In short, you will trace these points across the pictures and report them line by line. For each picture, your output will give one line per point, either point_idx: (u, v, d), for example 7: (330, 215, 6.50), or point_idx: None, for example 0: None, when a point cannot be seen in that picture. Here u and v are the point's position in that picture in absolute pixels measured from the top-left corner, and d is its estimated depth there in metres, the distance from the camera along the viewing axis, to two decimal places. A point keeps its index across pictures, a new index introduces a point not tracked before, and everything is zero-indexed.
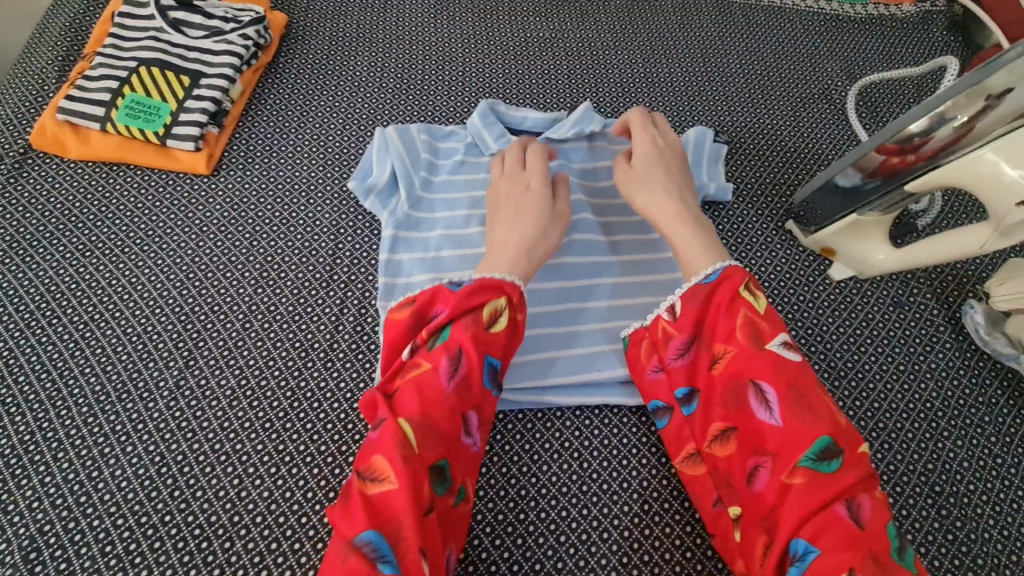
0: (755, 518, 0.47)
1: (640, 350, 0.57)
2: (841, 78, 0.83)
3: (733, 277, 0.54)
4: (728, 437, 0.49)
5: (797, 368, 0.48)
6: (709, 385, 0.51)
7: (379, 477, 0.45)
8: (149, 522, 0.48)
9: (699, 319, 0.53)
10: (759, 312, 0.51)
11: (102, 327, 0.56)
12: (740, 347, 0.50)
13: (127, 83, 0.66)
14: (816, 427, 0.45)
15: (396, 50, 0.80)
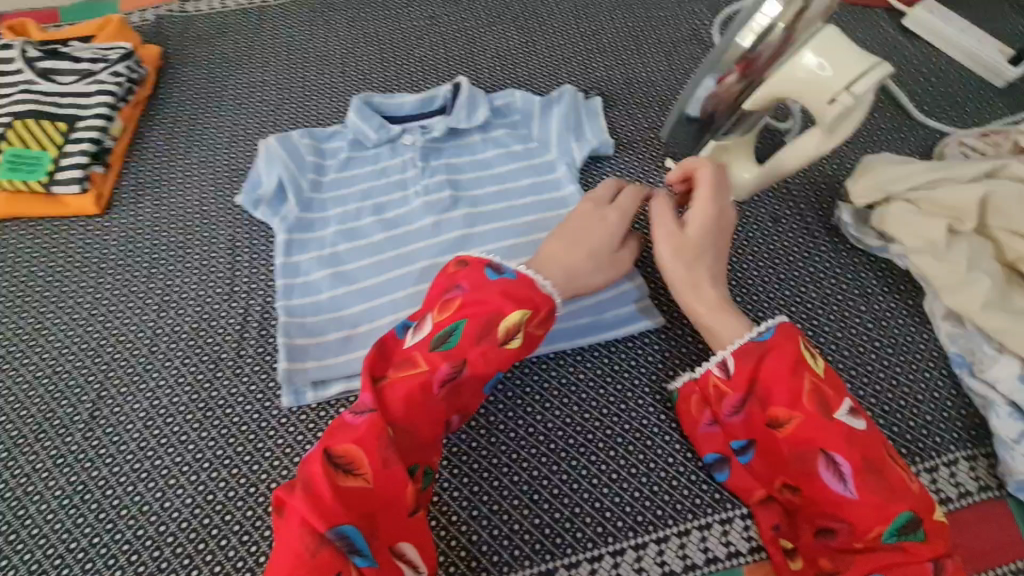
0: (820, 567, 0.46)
1: (691, 404, 0.53)
2: (709, 17, 0.86)
3: (788, 334, 0.49)
4: (798, 492, 0.47)
5: (868, 438, 0.45)
6: (772, 444, 0.48)
7: (357, 468, 0.45)
8: (79, 547, 0.51)
9: (756, 377, 0.48)
10: (820, 375, 0.47)
11: (13, 375, 0.58)
12: (807, 415, 0.45)
13: (4, 139, 0.68)
14: (898, 505, 0.43)
15: (275, 63, 0.82)
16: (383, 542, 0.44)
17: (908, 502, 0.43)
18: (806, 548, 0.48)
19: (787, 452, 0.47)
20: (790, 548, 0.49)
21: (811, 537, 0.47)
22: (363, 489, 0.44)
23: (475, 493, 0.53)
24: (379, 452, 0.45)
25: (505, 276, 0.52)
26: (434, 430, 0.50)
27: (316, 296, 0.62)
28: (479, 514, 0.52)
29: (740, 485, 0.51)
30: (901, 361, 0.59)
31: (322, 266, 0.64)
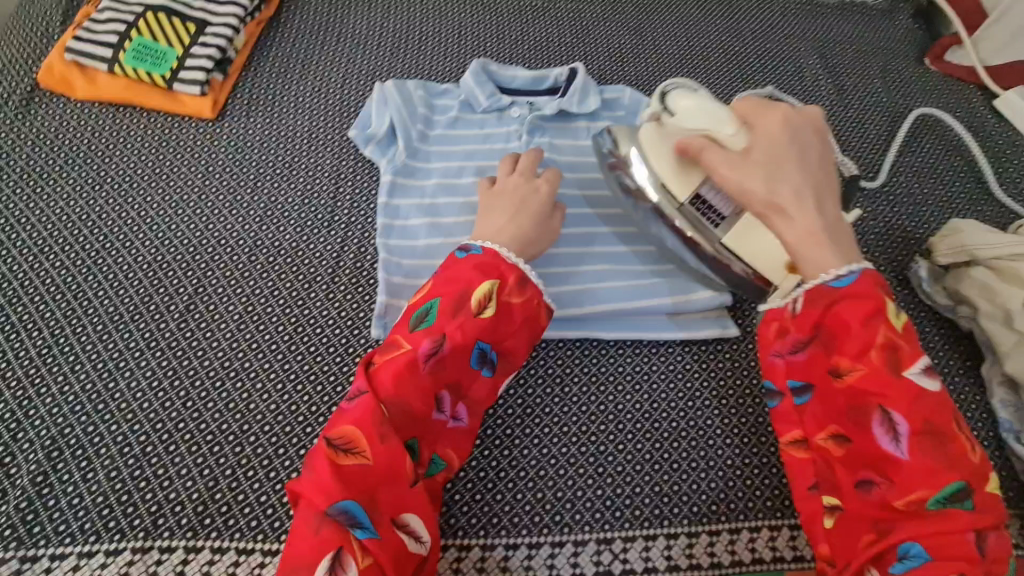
0: (859, 519, 0.46)
1: (769, 333, 0.53)
2: (813, 60, 0.89)
3: (870, 283, 0.48)
4: (845, 444, 0.47)
5: (937, 401, 0.45)
6: (829, 393, 0.48)
7: (353, 447, 0.45)
8: (163, 428, 0.52)
9: (822, 323, 0.49)
10: (897, 330, 0.47)
11: (113, 255, 0.60)
12: (873, 367, 0.46)
13: (134, 27, 0.68)
14: (946, 468, 0.43)
15: (395, 11, 0.82)
16: (386, 515, 0.45)
17: (962, 470, 0.44)
18: (848, 506, 0.47)
19: (842, 402, 0.47)
20: (832, 504, 0.48)
21: (849, 491, 0.47)
22: (362, 465, 0.45)
23: (546, 457, 0.55)
24: (370, 429, 0.46)
25: (476, 254, 0.54)
26: (427, 406, 0.49)
27: (413, 241, 0.64)
28: (547, 474, 0.54)
29: (787, 421, 0.53)
30: (953, 414, 0.62)
31: (421, 214, 0.65)
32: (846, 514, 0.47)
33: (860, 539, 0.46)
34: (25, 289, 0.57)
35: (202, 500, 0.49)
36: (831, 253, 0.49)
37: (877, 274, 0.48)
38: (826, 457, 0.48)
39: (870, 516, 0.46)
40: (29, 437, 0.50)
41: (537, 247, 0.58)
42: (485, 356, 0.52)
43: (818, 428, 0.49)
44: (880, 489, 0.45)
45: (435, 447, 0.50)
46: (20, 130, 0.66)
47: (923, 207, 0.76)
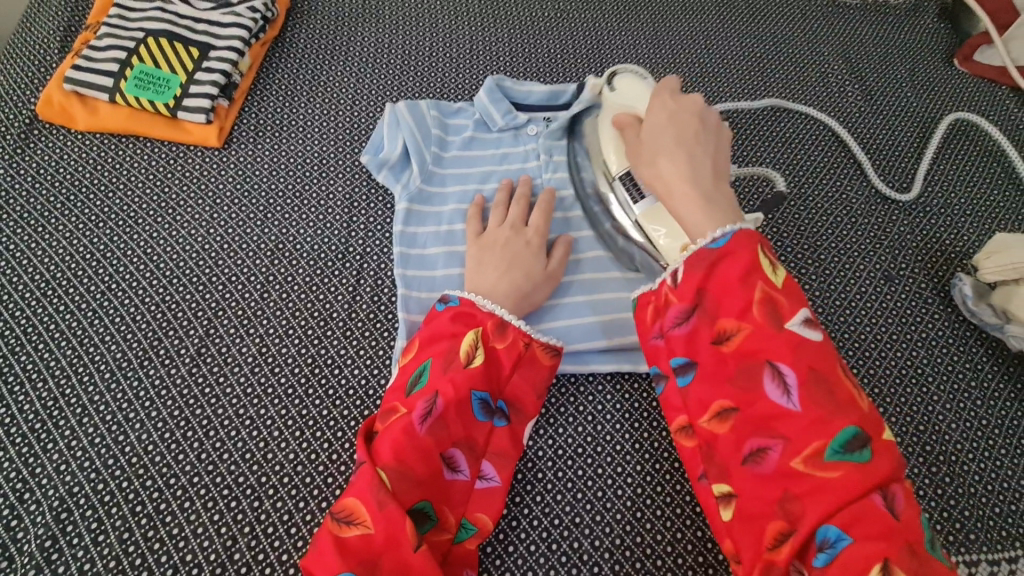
0: (757, 506, 0.41)
1: (647, 313, 0.51)
2: (838, 63, 0.86)
3: (749, 239, 0.46)
4: (732, 415, 0.43)
5: (818, 350, 0.42)
6: (716, 363, 0.45)
7: (356, 520, 0.44)
8: (177, 483, 0.49)
9: (705, 289, 0.46)
10: (777, 286, 0.45)
11: (120, 296, 0.57)
12: (754, 324, 0.43)
13: (135, 54, 0.66)
14: (839, 418, 0.40)
15: (403, 25, 0.79)
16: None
17: (852, 416, 0.40)
18: (746, 491, 0.42)
19: (733, 368, 0.44)
20: (725, 493, 0.44)
21: (741, 471, 0.43)
22: (364, 535, 0.43)
23: (581, 501, 0.52)
24: (367, 498, 0.44)
25: (452, 305, 0.53)
26: (434, 464, 0.47)
27: (432, 270, 0.60)
28: (582, 521, 0.51)
29: (673, 404, 0.49)
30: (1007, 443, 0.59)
31: (439, 242, 0.62)
32: (743, 499, 0.42)
33: (769, 529, 0.41)
34: (28, 336, 0.54)
35: (220, 560, 0.46)
36: (685, 210, 0.50)
37: (755, 231, 0.47)
38: (713, 439, 0.44)
39: (774, 489, 0.41)
40: (36, 497, 0.48)
41: (533, 292, 0.56)
42: (486, 406, 0.50)
43: (705, 407, 0.45)
44: (775, 455, 0.41)
45: (461, 510, 0.48)
46: (19, 166, 0.63)
47: (962, 218, 0.72)
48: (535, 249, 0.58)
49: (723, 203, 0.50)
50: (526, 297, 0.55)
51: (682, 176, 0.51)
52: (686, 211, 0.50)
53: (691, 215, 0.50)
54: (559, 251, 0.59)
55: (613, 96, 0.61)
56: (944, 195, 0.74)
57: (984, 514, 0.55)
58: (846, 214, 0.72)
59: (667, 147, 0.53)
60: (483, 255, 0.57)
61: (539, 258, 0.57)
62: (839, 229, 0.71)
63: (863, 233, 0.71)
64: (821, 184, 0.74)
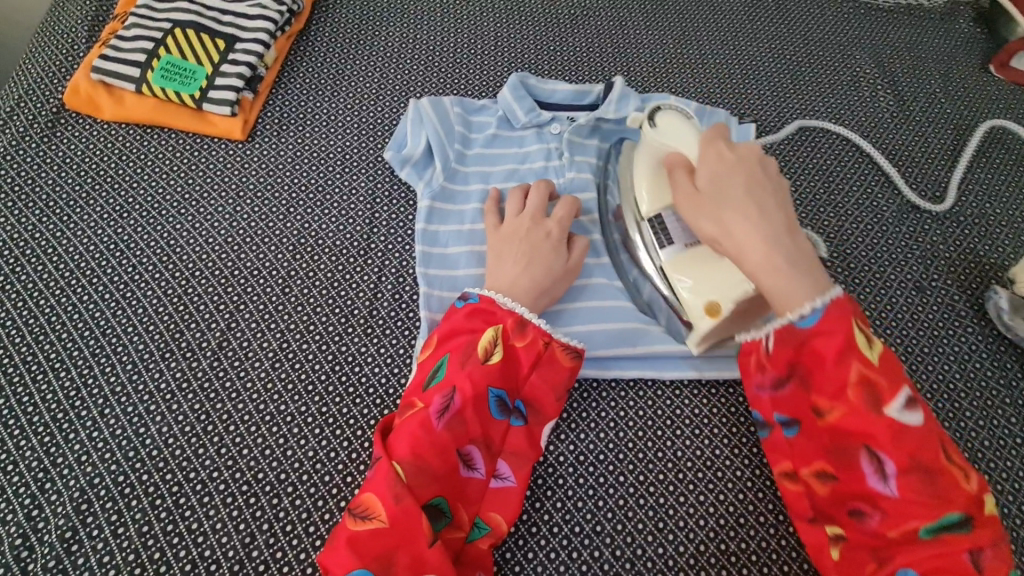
0: (861, 544, 0.43)
1: (749, 363, 0.49)
2: (870, 66, 0.84)
3: (841, 314, 0.43)
4: (830, 481, 0.44)
5: (921, 436, 0.40)
6: (813, 430, 0.44)
7: (371, 514, 0.43)
8: (197, 478, 0.49)
9: (796, 361, 0.44)
10: (873, 364, 0.42)
11: (142, 288, 0.57)
12: (851, 407, 0.42)
13: (162, 45, 0.65)
14: (932, 501, 0.40)
15: (428, 20, 0.78)
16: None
17: (956, 502, 0.40)
18: (850, 534, 0.43)
19: (827, 439, 0.44)
20: (835, 534, 0.45)
21: (849, 521, 0.43)
22: (378, 530, 0.43)
23: (602, 509, 0.51)
24: (384, 492, 0.44)
25: (471, 300, 0.53)
26: (450, 461, 0.46)
27: (454, 271, 0.59)
28: (602, 529, 0.50)
29: (775, 447, 0.50)
30: None
31: (464, 241, 0.61)
32: (850, 541, 0.44)
33: (864, 570, 0.42)
34: (52, 326, 0.54)
35: (239, 557, 0.46)
36: (750, 264, 0.45)
37: (851, 308, 0.43)
38: (812, 492, 0.46)
39: (864, 540, 0.42)
40: (57, 487, 0.48)
41: (551, 287, 0.55)
42: (503, 404, 0.49)
43: (805, 463, 0.45)
44: (873, 523, 0.42)
45: (475, 510, 0.48)
46: (45, 155, 0.63)
47: (998, 230, 0.70)
48: (554, 244, 0.56)
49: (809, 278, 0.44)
50: (543, 295, 0.54)
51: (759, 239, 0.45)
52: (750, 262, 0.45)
53: (786, 294, 0.44)
54: (577, 248, 0.57)
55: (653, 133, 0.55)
56: (979, 205, 0.72)
57: (1016, 536, 0.53)
58: (876, 222, 0.70)
59: (737, 201, 0.47)
60: (500, 253, 0.56)
61: (558, 254, 0.56)
62: (869, 237, 0.69)
63: (895, 243, 0.69)
64: (851, 191, 0.72)
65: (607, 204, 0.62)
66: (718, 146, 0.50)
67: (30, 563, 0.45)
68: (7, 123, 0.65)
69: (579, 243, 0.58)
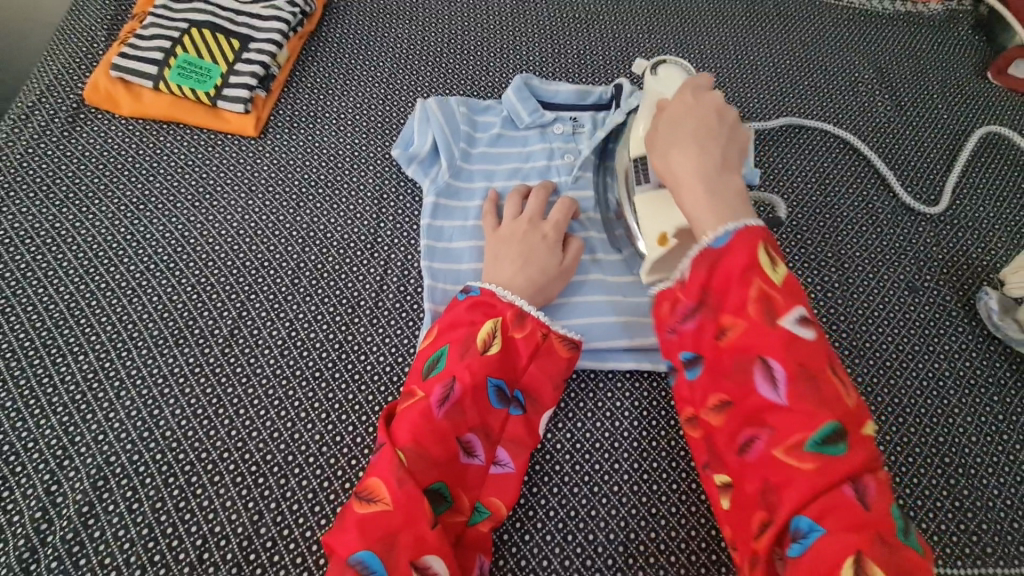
0: (750, 491, 0.43)
1: (663, 309, 0.50)
2: (868, 71, 0.86)
3: (753, 237, 0.45)
4: (726, 407, 0.45)
5: (812, 348, 0.42)
6: (713, 360, 0.46)
7: (376, 498, 0.45)
8: (208, 458, 0.51)
9: (707, 286, 0.46)
10: (775, 284, 0.44)
11: (157, 277, 0.59)
12: (751, 321, 0.43)
13: (179, 43, 0.68)
14: (827, 413, 0.40)
15: (435, 22, 0.81)
16: (402, 562, 0.43)
17: (834, 412, 0.41)
18: (739, 481, 0.44)
19: (727, 363, 0.44)
20: (724, 483, 0.46)
21: (733, 458, 0.44)
22: (383, 512, 0.44)
23: (596, 495, 0.53)
24: (387, 476, 0.45)
25: (472, 293, 0.54)
26: (452, 448, 0.48)
27: (458, 263, 0.61)
28: (597, 514, 0.52)
29: (682, 397, 0.51)
30: None
31: (469, 235, 0.63)
32: (737, 490, 0.44)
33: (753, 519, 0.42)
34: (71, 311, 0.57)
35: (247, 534, 0.48)
36: (687, 201, 0.49)
37: (762, 229, 0.45)
38: (710, 430, 0.47)
39: (758, 477, 0.42)
40: (75, 465, 0.50)
41: (549, 287, 0.57)
42: (502, 394, 0.51)
43: (703, 399, 0.47)
44: (761, 446, 0.42)
45: (475, 495, 0.50)
46: (65, 148, 0.66)
47: (991, 232, 0.72)
48: (551, 245, 0.58)
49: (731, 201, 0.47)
50: (540, 293, 0.56)
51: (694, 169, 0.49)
52: (687, 198, 0.49)
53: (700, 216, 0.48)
54: (574, 247, 0.59)
55: (652, 84, 0.59)
56: (972, 207, 0.74)
57: (1001, 529, 0.55)
58: (870, 223, 0.72)
59: (683, 140, 0.50)
60: (499, 252, 0.58)
61: (554, 254, 0.58)
62: (863, 238, 0.71)
63: (889, 244, 0.70)
64: (846, 193, 0.74)
65: (609, 201, 0.64)
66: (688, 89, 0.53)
67: (49, 535, 0.47)
68: (29, 117, 0.67)
69: (575, 243, 0.59)
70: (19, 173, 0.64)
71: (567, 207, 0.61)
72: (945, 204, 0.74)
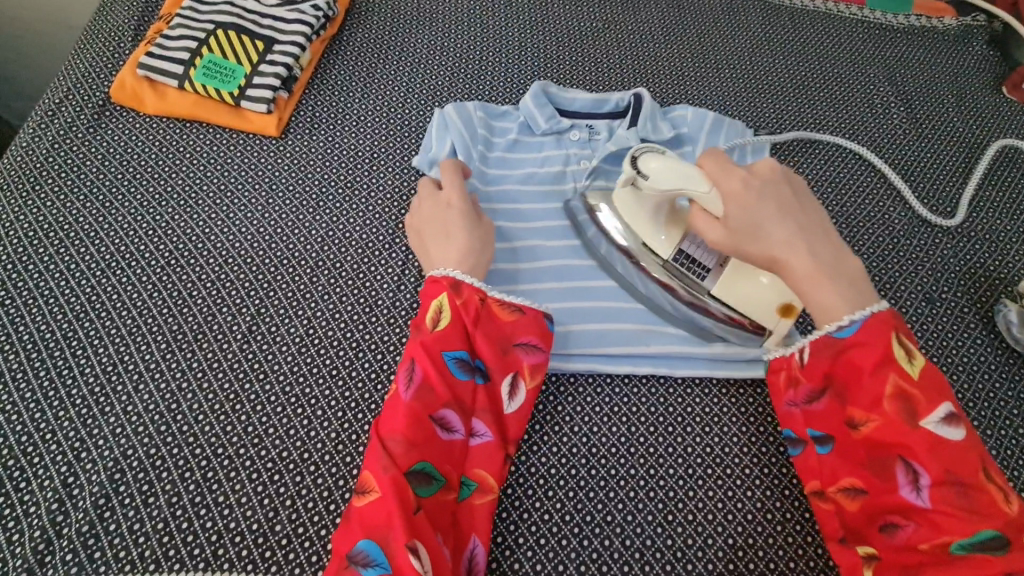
0: (892, 571, 0.43)
1: (779, 381, 0.53)
2: (883, 84, 0.86)
3: (882, 325, 0.47)
4: (861, 496, 0.46)
5: (959, 449, 0.43)
6: (847, 445, 0.47)
7: (367, 489, 0.46)
8: (225, 453, 0.51)
9: (833, 373, 0.48)
10: (911, 378, 0.45)
11: (177, 272, 0.59)
12: (887, 416, 0.44)
13: (205, 44, 0.69)
14: (981, 519, 0.41)
15: (455, 28, 0.82)
16: (398, 545, 0.42)
17: (991, 519, 0.41)
18: (883, 554, 0.44)
19: (863, 453, 0.46)
20: (866, 554, 0.45)
21: (876, 540, 0.45)
22: (370, 501, 0.45)
23: (612, 499, 0.52)
24: (374, 466, 0.46)
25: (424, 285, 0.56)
26: (424, 427, 0.48)
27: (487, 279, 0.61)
28: (613, 520, 0.52)
29: (803, 469, 0.51)
30: None
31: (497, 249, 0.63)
32: (880, 568, 0.44)
33: None
34: (92, 304, 0.57)
35: (263, 530, 0.48)
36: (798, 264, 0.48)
37: (891, 316, 0.46)
38: (840, 509, 0.47)
39: (904, 563, 0.43)
40: (92, 457, 0.50)
41: (480, 251, 0.58)
42: (463, 363, 0.52)
43: (832, 478, 0.47)
44: (906, 537, 0.43)
45: (461, 469, 0.50)
46: (90, 144, 0.67)
47: (1010, 246, 0.72)
48: (460, 213, 0.60)
49: (856, 283, 0.48)
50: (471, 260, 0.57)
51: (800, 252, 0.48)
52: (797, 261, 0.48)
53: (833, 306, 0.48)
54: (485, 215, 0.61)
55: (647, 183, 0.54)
56: (989, 220, 0.74)
57: None
58: (887, 234, 0.72)
59: (768, 225, 0.49)
60: (423, 243, 0.60)
61: (466, 219, 0.59)
62: (880, 248, 0.71)
63: (905, 255, 0.70)
64: (863, 204, 0.74)
65: (591, 240, 0.63)
66: (734, 172, 0.51)
67: (65, 527, 0.47)
68: (56, 113, 0.68)
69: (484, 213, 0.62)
70: (45, 167, 0.65)
71: (455, 170, 0.63)
72: (962, 217, 0.74)
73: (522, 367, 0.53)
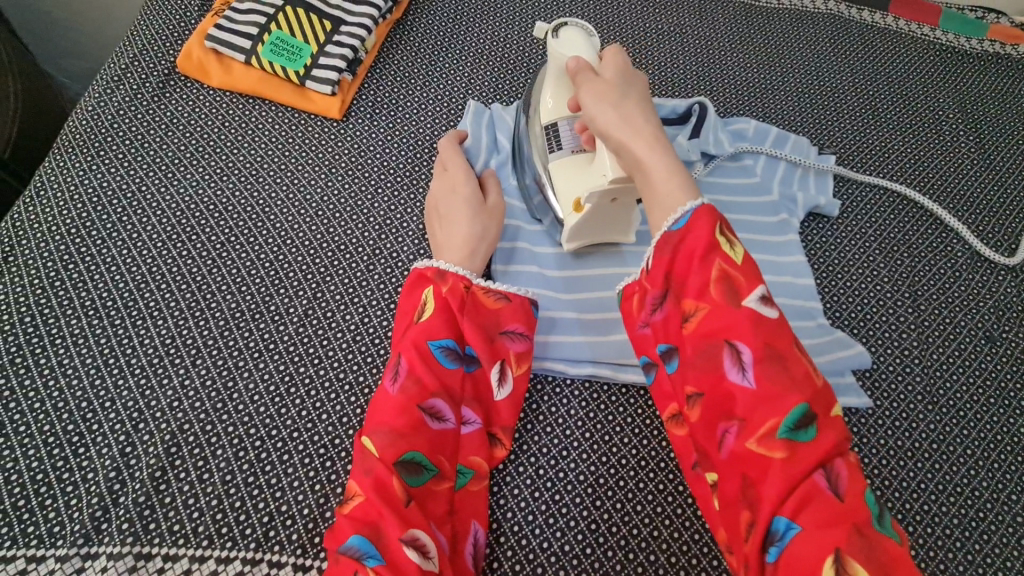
0: (732, 484, 0.43)
1: (632, 306, 0.53)
2: (952, 110, 0.83)
3: (708, 219, 0.47)
4: (698, 403, 0.45)
5: (774, 328, 0.43)
6: (682, 347, 0.47)
7: (350, 494, 0.46)
8: (279, 435, 0.51)
9: (672, 271, 0.48)
10: (734, 262, 0.46)
11: (237, 249, 0.59)
12: (712, 303, 0.45)
13: (274, 20, 0.68)
14: (793, 398, 0.41)
15: (520, 20, 0.80)
16: (393, 534, 0.43)
17: (806, 398, 0.41)
18: (721, 475, 0.44)
19: (693, 350, 0.45)
20: (713, 481, 0.46)
21: (715, 454, 0.45)
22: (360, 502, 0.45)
23: (660, 515, 0.52)
24: (359, 467, 0.46)
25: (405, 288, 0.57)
26: (414, 417, 0.48)
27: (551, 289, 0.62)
28: (659, 535, 0.52)
29: (663, 393, 0.52)
30: None
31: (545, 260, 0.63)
32: (724, 484, 0.44)
33: (741, 520, 0.42)
34: (153, 276, 0.57)
35: (313, 516, 0.48)
36: (635, 150, 0.50)
37: (711, 210, 0.47)
38: (688, 423, 0.47)
39: (736, 473, 0.43)
40: (150, 428, 0.50)
41: (486, 237, 0.59)
42: (452, 353, 0.52)
43: (679, 394, 0.47)
44: (734, 437, 0.43)
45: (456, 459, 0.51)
46: (154, 112, 0.66)
47: None
48: (466, 194, 0.61)
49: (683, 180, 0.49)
50: (479, 244, 0.58)
51: (648, 130, 0.50)
52: (637, 147, 0.50)
53: (661, 189, 0.49)
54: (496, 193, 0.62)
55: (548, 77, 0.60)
56: None
57: None
58: (948, 267, 0.70)
59: (618, 102, 0.52)
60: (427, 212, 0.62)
61: (474, 200, 0.60)
62: (940, 281, 0.69)
63: (966, 289, 0.69)
64: (924, 233, 0.72)
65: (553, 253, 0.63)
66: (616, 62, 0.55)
67: (121, 496, 0.47)
68: (121, 79, 0.68)
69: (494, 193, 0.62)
70: (110, 133, 0.65)
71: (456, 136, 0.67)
72: None
73: (510, 354, 0.54)
